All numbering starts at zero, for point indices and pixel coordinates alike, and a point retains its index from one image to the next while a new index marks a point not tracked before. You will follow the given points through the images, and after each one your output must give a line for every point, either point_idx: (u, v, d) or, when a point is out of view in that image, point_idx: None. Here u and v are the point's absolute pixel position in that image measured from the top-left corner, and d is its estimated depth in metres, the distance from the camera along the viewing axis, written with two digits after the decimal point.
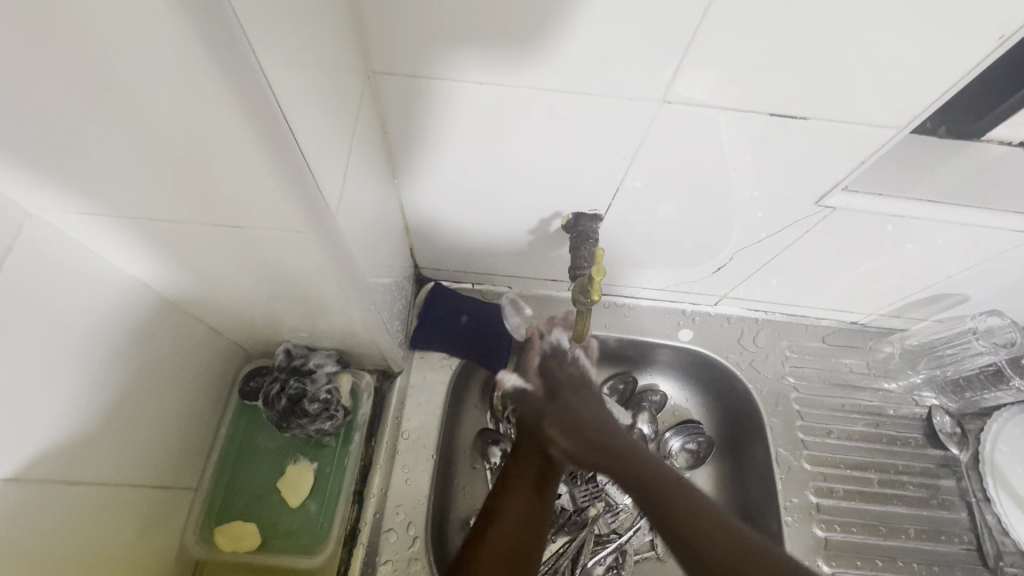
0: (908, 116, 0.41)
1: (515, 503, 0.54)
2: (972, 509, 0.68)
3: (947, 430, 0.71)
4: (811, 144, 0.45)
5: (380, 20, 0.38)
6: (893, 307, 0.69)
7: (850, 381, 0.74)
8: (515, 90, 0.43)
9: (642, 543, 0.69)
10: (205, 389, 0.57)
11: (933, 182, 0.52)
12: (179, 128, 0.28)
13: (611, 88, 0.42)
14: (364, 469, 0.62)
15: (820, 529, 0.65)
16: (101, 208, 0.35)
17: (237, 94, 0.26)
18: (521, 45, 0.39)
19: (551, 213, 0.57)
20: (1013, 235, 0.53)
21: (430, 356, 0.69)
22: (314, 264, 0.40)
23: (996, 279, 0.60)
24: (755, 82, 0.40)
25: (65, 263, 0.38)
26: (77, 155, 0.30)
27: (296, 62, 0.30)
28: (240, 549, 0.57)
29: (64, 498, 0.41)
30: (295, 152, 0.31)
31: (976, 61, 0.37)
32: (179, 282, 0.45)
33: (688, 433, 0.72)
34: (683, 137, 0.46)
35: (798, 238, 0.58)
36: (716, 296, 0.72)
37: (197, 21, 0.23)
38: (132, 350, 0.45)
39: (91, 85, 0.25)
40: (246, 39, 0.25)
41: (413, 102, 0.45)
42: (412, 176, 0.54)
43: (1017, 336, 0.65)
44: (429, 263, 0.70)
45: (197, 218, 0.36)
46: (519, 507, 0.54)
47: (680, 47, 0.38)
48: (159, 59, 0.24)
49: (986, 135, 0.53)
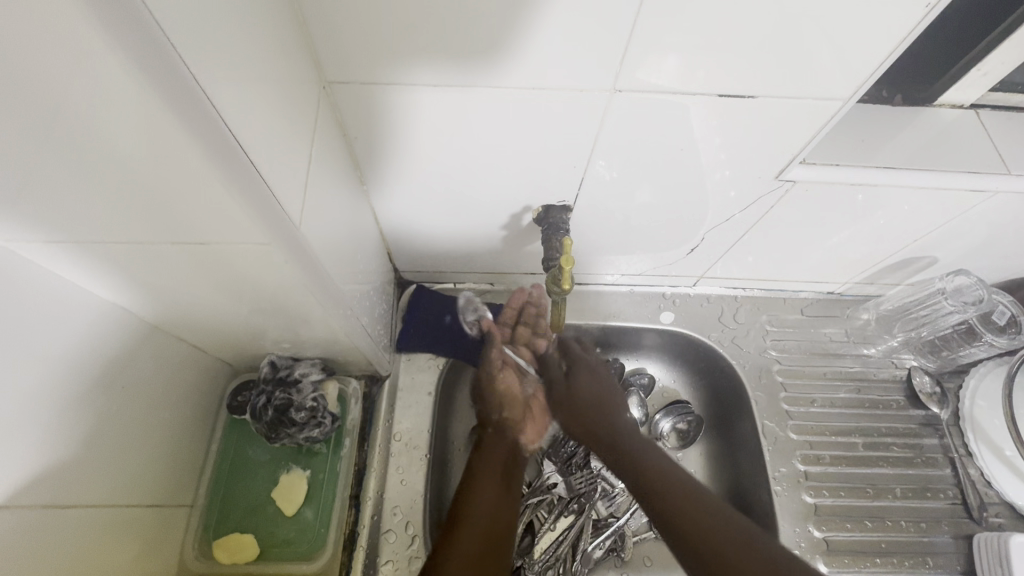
0: (852, 85, 0.42)
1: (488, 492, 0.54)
2: (955, 464, 0.69)
3: (927, 390, 0.73)
4: (766, 121, 0.46)
5: (329, 30, 0.39)
6: (865, 274, 0.71)
7: (830, 350, 0.75)
8: (467, 90, 0.43)
9: (640, 524, 0.70)
10: (193, 406, 0.58)
11: (892, 149, 0.53)
12: (131, 152, 0.28)
13: (564, 81, 0.42)
14: (359, 473, 0.63)
15: (809, 496, 0.67)
16: (68, 236, 0.35)
17: (178, 115, 0.27)
18: (472, 46, 0.39)
19: (521, 208, 0.58)
20: (975, 196, 0.54)
21: (417, 358, 0.71)
22: (279, 272, 0.41)
23: (961, 240, 0.62)
24: (703, 62, 0.41)
25: (40, 291, 0.39)
26: (41, 192, 0.30)
27: (239, 76, 0.31)
28: (241, 561, 0.58)
29: (59, 524, 0.41)
30: (247, 165, 0.32)
31: (907, 30, 0.38)
32: (157, 303, 0.45)
33: (677, 413, 0.74)
34: (644, 121, 0.47)
35: (766, 212, 0.59)
36: (694, 277, 0.73)
37: (131, 45, 0.24)
38: (113, 374, 0.46)
39: (35, 119, 0.26)
40: (173, 47, 0.25)
41: (371, 110, 0.46)
42: (381, 183, 0.55)
43: (984, 293, 0.66)
44: (409, 267, 0.71)
45: (161, 237, 0.36)
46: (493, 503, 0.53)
47: (624, 36, 0.39)
48: (102, 84, 0.25)
49: (938, 100, 0.56)
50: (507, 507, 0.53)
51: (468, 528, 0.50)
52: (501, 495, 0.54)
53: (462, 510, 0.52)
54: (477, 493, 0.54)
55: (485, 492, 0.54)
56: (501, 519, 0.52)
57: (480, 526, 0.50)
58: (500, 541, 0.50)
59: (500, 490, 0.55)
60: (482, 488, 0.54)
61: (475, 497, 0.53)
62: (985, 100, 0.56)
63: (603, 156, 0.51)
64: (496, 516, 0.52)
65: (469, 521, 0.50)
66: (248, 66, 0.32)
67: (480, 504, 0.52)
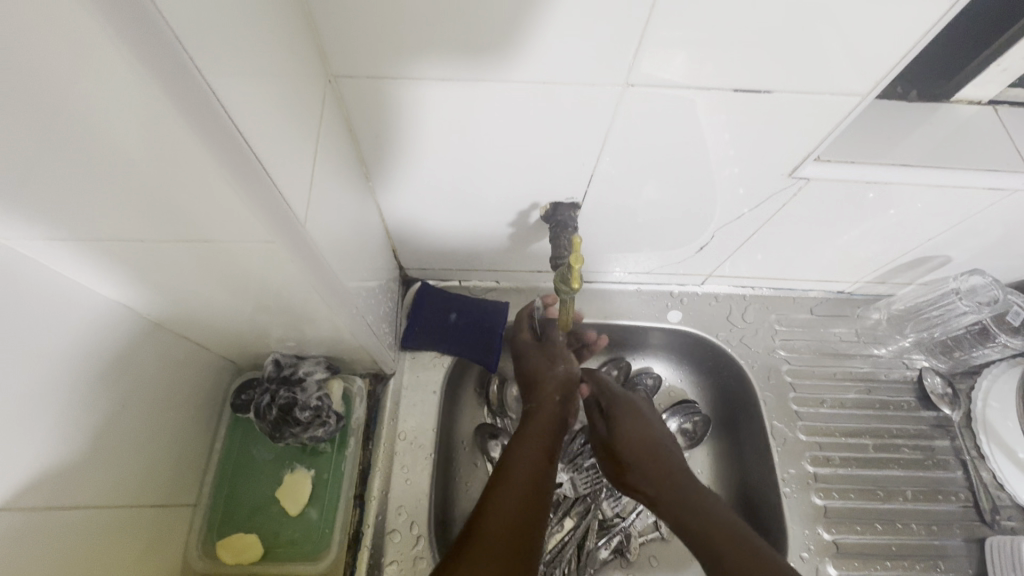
0: (872, 81, 0.41)
1: (528, 459, 0.54)
2: (967, 467, 0.69)
3: (939, 391, 0.72)
4: (782, 117, 0.45)
5: (333, 22, 0.38)
6: (876, 274, 0.70)
7: (840, 350, 0.74)
8: (475, 85, 0.43)
9: (646, 524, 0.69)
10: (195, 405, 0.57)
11: (907, 147, 0.52)
12: (134, 147, 0.28)
13: (575, 74, 0.41)
14: (363, 472, 0.62)
15: (819, 498, 0.66)
16: (69, 233, 0.35)
17: (182, 110, 0.26)
18: (481, 39, 0.39)
19: (529, 205, 0.58)
20: (993, 194, 0.53)
21: (422, 355, 0.70)
22: (285, 271, 0.40)
23: (977, 239, 0.60)
24: (715, 56, 0.40)
25: (38, 292, 0.38)
26: (41, 187, 0.30)
27: (243, 72, 0.30)
28: (244, 562, 0.57)
29: (66, 524, 0.41)
30: (252, 161, 0.31)
31: (931, 22, 0.37)
32: (161, 301, 0.45)
33: (685, 412, 0.72)
34: (657, 115, 0.45)
35: (778, 210, 0.58)
36: (702, 275, 0.73)
37: (136, 38, 0.23)
38: (116, 374, 0.45)
39: (30, 112, 0.25)
40: (179, 42, 0.24)
41: (378, 104, 0.45)
42: (387, 178, 0.54)
43: (999, 293, 0.66)
44: (415, 264, 0.71)
45: (165, 235, 0.36)
46: (531, 469, 0.54)
47: (637, 31, 0.38)
48: (104, 78, 0.24)
49: (955, 96, 0.55)
50: (544, 479, 0.54)
51: (509, 492, 0.51)
52: (542, 465, 0.55)
53: (505, 468, 0.54)
54: (523, 459, 0.54)
55: (528, 461, 0.54)
56: (538, 497, 0.53)
57: (521, 489, 0.52)
58: (528, 526, 0.50)
59: (540, 470, 0.54)
60: (526, 453, 0.55)
61: (515, 466, 0.54)
62: (1004, 96, 0.55)
63: (611, 152, 0.50)
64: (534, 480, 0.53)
65: (508, 484, 0.52)
66: (253, 60, 0.31)
67: (520, 473, 0.53)
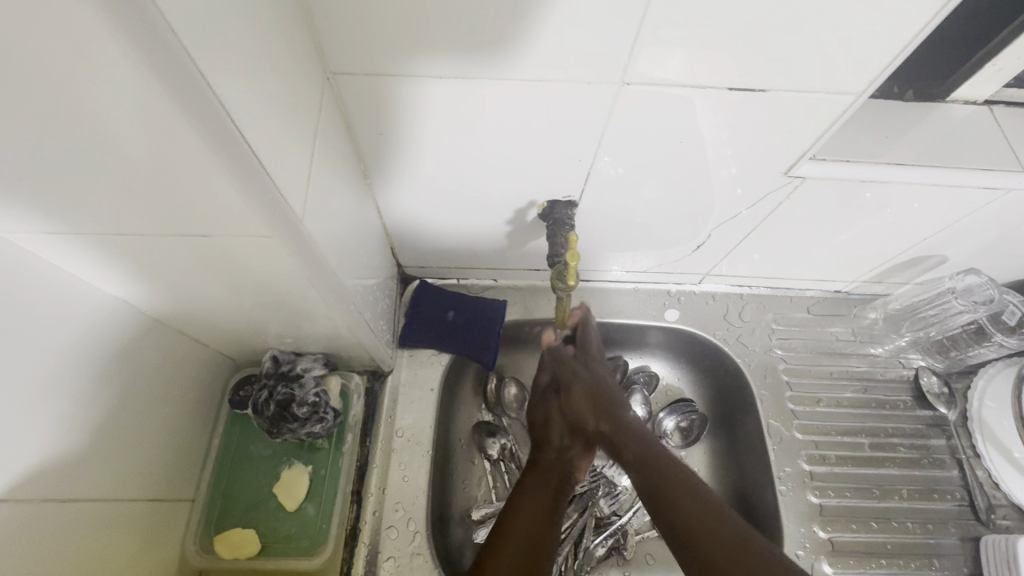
0: (866, 80, 0.42)
1: (532, 513, 0.54)
2: (962, 466, 0.69)
3: (935, 390, 0.72)
4: (777, 116, 0.46)
5: (331, 19, 0.38)
6: (873, 273, 0.70)
7: (836, 349, 0.75)
8: (471, 83, 0.43)
9: (643, 522, 0.69)
10: (193, 401, 0.58)
11: (902, 147, 0.52)
12: (130, 139, 0.28)
13: (571, 72, 0.42)
14: (361, 468, 0.62)
15: (814, 496, 0.66)
16: (70, 227, 0.35)
17: (177, 101, 0.26)
18: (477, 37, 0.39)
19: (526, 203, 0.58)
20: (988, 194, 0.53)
21: (420, 353, 0.70)
22: (282, 265, 0.40)
23: (973, 238, 0.61)
24: (710, 54, 0.40)
25: (40, 286, 0.38)
26: (40, 181, 0.30)
27: (241, 69, 0.30)
28: (242, 556, 0.57)
29: (63, 516, 0.41)
30: (247, 152, 0.31)
31: (924, 22, 0.37)
32: (160, 296, 0.45)
33: (682, 411, 0.73)
34: (653, 114, 0.46)
35: (775, 209, 0.58)
36: (699, 274, 0.73)
37: (129, 27, 0.23)
38: (115, 368, 0.45)
39: (28, 105, 0.25)
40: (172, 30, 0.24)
41: (376, 102, 0.45)
42: (385, 176, 0.54)
43: (995, 292, 0.66)
44: (413, 262, 0.71)
45: (163, 229, 0.36)
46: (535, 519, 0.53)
47: (633, 30, 0.38)
48: (98, 68, 0.24)
49: (951, 96, 0.55)
50: (550, 527, 0.54)
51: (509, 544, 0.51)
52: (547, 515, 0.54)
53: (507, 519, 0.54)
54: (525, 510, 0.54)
55: (532, 512, 0.54)
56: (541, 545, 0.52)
57: (523, 541, 0.52)
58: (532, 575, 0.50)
59: (543, 517, 0.54)
60: (530, 503, 0.55)
61: (517, 517, 0.53)
62: (999, 97, 0.55)
63: (608, 151, 0.50)
64: (537, 529, 0.53)
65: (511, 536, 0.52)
66: (250, 56, 0.31)
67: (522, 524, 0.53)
